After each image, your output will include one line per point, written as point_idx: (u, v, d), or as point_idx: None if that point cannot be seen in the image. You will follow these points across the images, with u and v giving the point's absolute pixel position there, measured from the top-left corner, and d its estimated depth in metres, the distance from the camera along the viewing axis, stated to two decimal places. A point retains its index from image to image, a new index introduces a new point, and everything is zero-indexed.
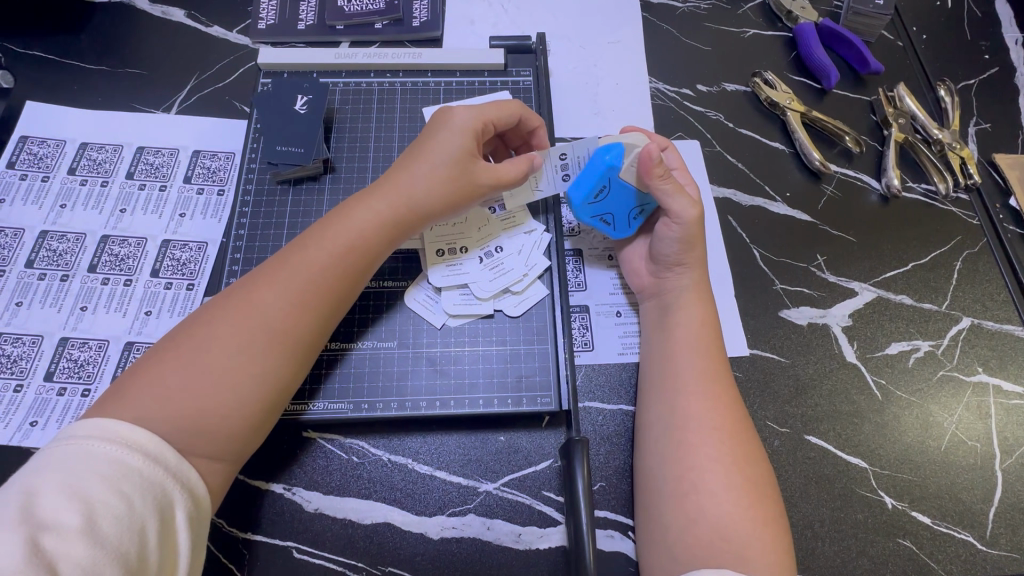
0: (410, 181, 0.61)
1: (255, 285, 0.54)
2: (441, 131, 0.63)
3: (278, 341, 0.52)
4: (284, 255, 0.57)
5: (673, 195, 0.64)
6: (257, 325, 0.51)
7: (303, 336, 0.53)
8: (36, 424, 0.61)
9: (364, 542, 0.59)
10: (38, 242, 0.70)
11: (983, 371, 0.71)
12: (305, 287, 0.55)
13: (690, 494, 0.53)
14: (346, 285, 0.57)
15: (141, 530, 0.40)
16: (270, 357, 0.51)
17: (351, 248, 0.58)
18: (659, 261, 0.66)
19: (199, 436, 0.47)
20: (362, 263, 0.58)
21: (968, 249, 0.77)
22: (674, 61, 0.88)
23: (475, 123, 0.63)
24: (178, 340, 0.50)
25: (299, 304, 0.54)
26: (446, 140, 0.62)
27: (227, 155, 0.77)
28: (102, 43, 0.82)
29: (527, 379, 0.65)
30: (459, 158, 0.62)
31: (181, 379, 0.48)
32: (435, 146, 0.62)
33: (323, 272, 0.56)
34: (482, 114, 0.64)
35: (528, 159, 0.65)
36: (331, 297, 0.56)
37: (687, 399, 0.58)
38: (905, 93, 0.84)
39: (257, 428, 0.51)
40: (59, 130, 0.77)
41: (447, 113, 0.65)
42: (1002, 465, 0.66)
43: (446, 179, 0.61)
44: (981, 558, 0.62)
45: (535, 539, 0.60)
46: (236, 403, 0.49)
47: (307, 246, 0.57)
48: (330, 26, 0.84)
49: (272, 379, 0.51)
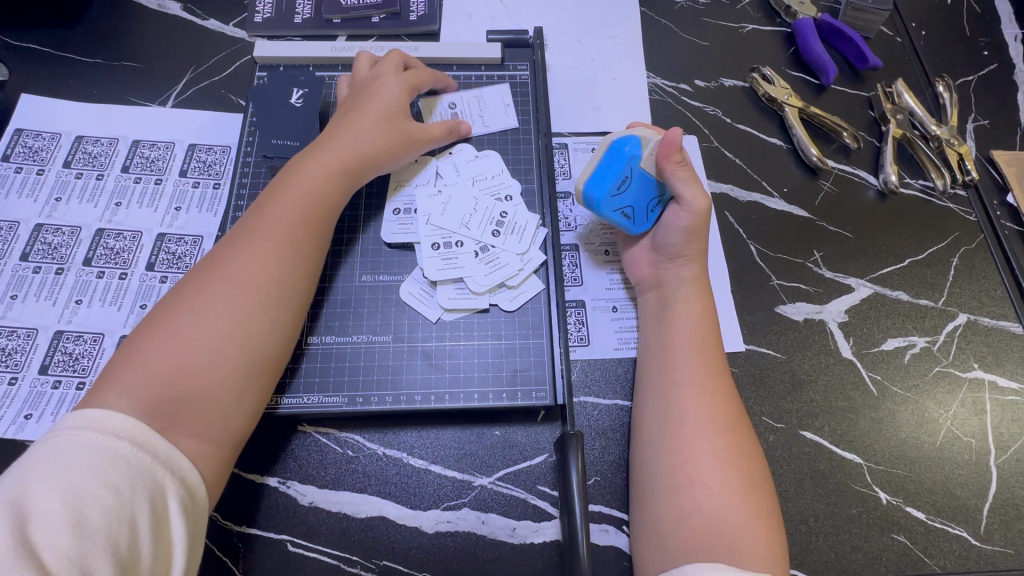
0: (355, 137, 0.64)
1: (219, 254, 0.55)
2: (372, 95, 0.68)
3: (247, 295, 0.53)
4: (246, 221, 0.58)
5: (686, 182, 0.64)
6: (227, 280, 0.53)
7: (277, 282, 0.55)
8: (30, 417, 0.61)
9: (358, 535, 0.59)
10: (33, 235, 0.70)
11: (979, 367, 0.71)
12: (271, 239, 0.56)
13: (684, 488, 0.53)
14: (313, 232, 0.59)
15: (131, 522, 0.40)
16: (248, 305, 0.53)
17: (313, 200, 0.60)
18: (662, 252, 0.66)
19: (195, 396, 0.48)
20: (323, 216, 0.60)
21: (966, 245, 0.77)
22: (672, 56, 0.87)
23: (402, 87, 0.70)
24: (151, 321, 0.51)
25: (267, 255, 0.55)
26: (379, 102, 0.67)
27: (223, 148, 0.77)
28: (97, 36, 0.82)
29: (522, 373, 0.64)
30: (393, 114, 0.67)
31: (159, 350, 0.48)
32: (371, 107, 0.67)
33: (287, 224, 0.58)
34: (407, 80, 0.70)
35: (455, 123, 0.72)
36: (300, 245, 0.58)
37: (682, 392, 0.58)
38: (904, 89, 0.83)
39: (254, 378, 0.52)
40: (54, 123, 0.76)
41: (371, 80, 0.70)
42: (996, 461, 0.66)
43: (387, 131, 0.66)
44: (976, 554, 0.62)
45: (530, 533, 0.60)
46: (224, 353, 0.50)
47: (266, 207, 0.59)
48: (327, 19, 0.83)
49: (255, 326, 0.52)
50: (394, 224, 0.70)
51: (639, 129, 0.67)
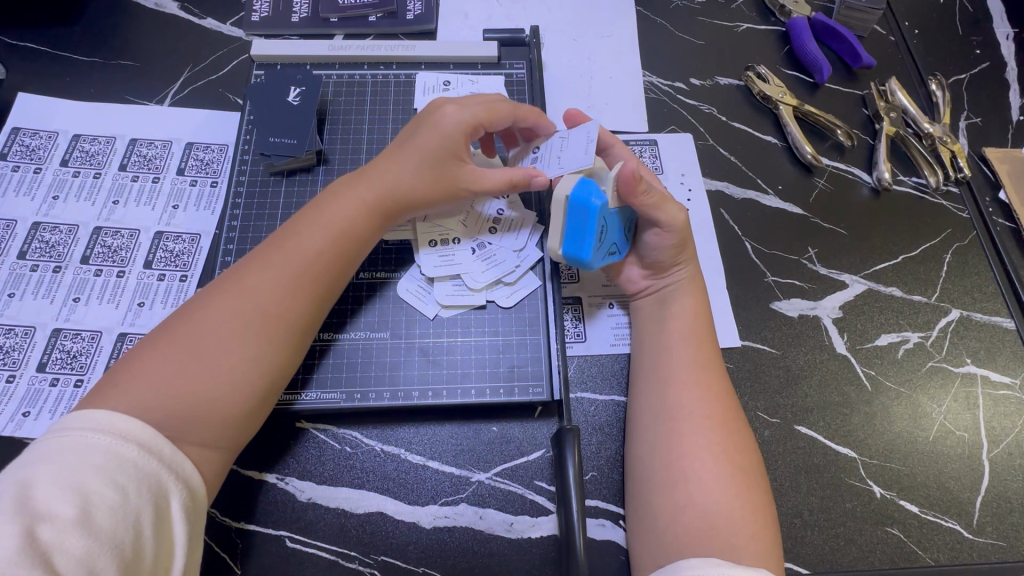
0: (395, 175, 0.62)
1: (246, 273, 0.54)
2: (428, 130, 0.63)
3: (270, 328, 0.52)
4: (276, 242, 0.57)
5: (657, 208, 0.62)
6: (254, 313, 0.52)
7: (300, 318, 0.55)
8: (28, 414, 0.61)
9: (357, 531, 0.60)
10: (30, 233, 0.70)
11: (972, 362, 0.71)
12: (300, 276, 0.55)
13: (679, 482, 0.54)
14: (340, 270, 0.59)
15: (135, 521, 0.40)
16: (269, 340, 0.52)
17: (342, 235, 0.59)
18: (655, 263, 0.66)
19: (202, 415, 0.48)
20: (351, 251, 0.59)
21: (959, 242, 0.78)
22: (668, 55, 0.88)
23: (464, 127, 0.63)
24: (169, 332, 0.50)
25: (295, 292, 0.55)
26: (434, 139, 0.63)
27: (220, 147, 0.77)
28: (93, 35, 0.82)
29: (519, 369, 0.65)
30: (441, 154, 0.62)
31: (176, 369, 0.48)
32: (421, 144, 0.63)
33: (316, 259, 0.57)
34: (474, 118, 0.64)
35: (524, 174, 0.64)
36: (326, 282, 0.57)
37: (677, 389, 0.59)
38: (897, 87, 0.84)
39: (261, 404, 0.52)
40: (52, 122, 0.76)
41: (437, 109, 0.64)
42: (988, 455, 0.67)
43: (428, 169, 0.62)
44: (968, 546, 0.63)
45: (527, 528, 0.61)
46: (239, 386, 0.50)
47: (299, 234, 0.58)
48: (323, 18, 0.84)
49: (273, 361, 0.52)
50: None
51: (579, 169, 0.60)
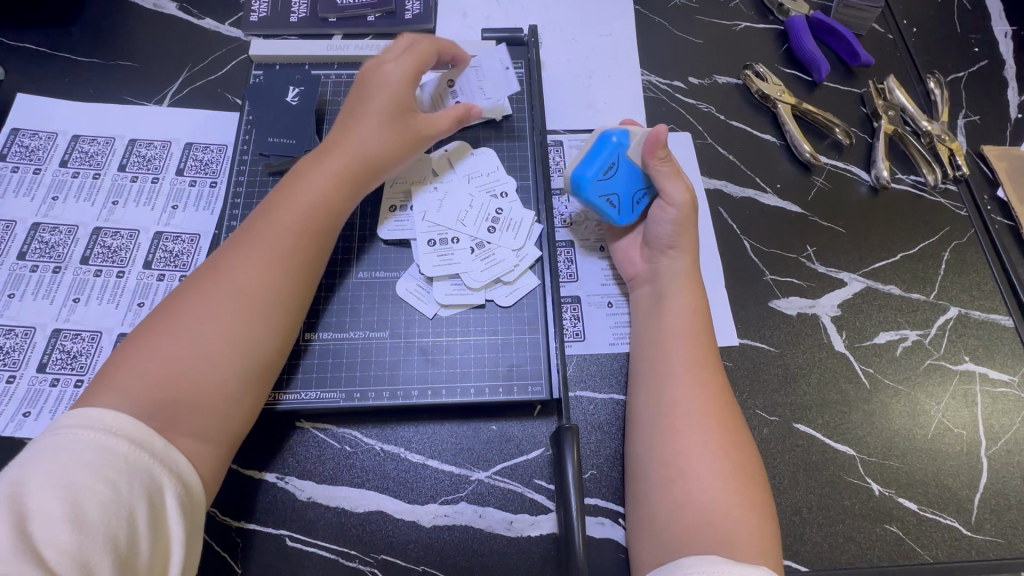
0: (361, 142, 0.63)
1: (221, 255, 0.55)
2: (376, 90, 0.66)
3: (247, 301, 0.53)
4: (249, 223, 0.58)
5: (668, 176, 0.66)
6: (227, 287, 0.53)
7: (279, 294, 0.55)
8: (29, 414, 0.62)
9: (357, 530, 0.60)
10: (30, 234, 0.70)
11: (970, 360, 0.72)
12: (271, 247, 0.56)
13: (677, 479, 0.54)
14: (316, 239, 0.59)
15: (128, 515, 0.40)
16: (245, 317, 0.52)
17: (315, 205, 0.59)
18: (653, 245, 0.67)
19: (188, 402, 0.48)
20: (325, 218, 0.60)
21: (957, 239, 0.78)
22: (666, 54, 0.88)
23: (405, 78, 0.66)
24: (150, 324, 0.51)
25: (267, 262, 0.55)
26: (382, 95, 0.65)
27: (219, 147, 0.77)
28: (92, 36, 0.82)
29: (518, 368, 0.65)
30: (392, 108, 0.65)
31: (157, 353, 0.48)
32: (371, 106, 0.65)
33: (288, 228, 0.57)
34: (410, 66, 0.67)
35: (464, 108, 0.71)
36: (302, 255, 0.57)
37: (674, 386, 0.59)
38: (894, 86, 0.85)
39: (248, 385, 0.52)
40: (51, 123, 0.77)
41: (375, 69, 0.67)
42: (987, 452, 0.67)
43: (387, 129, 0.64)
44: (966, 543, 0.63)
45: (526, 526, 0.61)
46: (219, 364, 0.50)
47: (270, 212, 0.58)
48: (322, 18, 0.84)
49: (253, 335, 0.52)
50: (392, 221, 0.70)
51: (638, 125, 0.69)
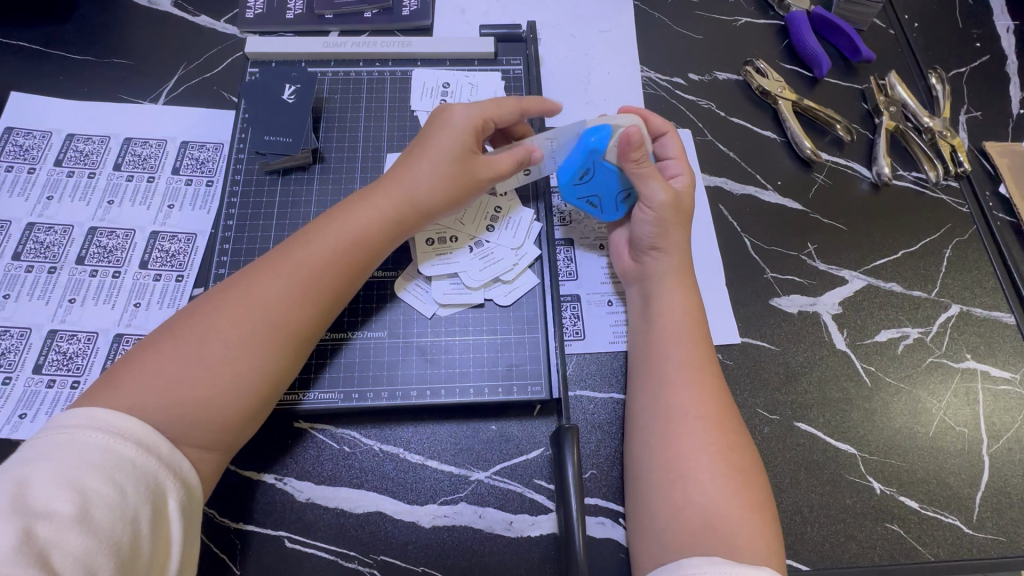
0: (412, 182, 0.61)
1: (253, 277, 0.54)
2: (441, 130, 0.63)
3: (276, 335, 0.52)
4: (285, 247, 0.57)
5: (648, 178, 0.63)
6: (261, 320, 0.51)
7: (300, 332, 0.53)
8: (25, 416, 0.61)
9: (356, 531, 0.60)
10: (25, 234, 0.70)
11: (972, 358, 0.71)
12: (307, 281, 0.54)
13: (677, 482, 0.54)
14: (351, 276, 0.58)
15: (134, 519, 0.40)
16: (266, 350, 0.51)
17: (354, 241, 0.58)
18: (636, 246, 0.67)
19: (198, 418, 0.47)
20: (362, 256, 0.58)
21: (959, 236, 0.78)
22: (666, 50, 0.87)
23: (475, 121, 0.63)
24: (173, 333, 0.50)
25: (301, 298, 0.54)
26: (447, 136, 0.62)
27: (216, 145, 0.76)
28: (86, 33, 0.81)
29: (517, 368, 0.65)
30: (457, 148, 0.62)
31: (179, 373, 0.47)
32: (433, 142, 0.62)
33: (324, 264, 0.56)
34: (483, 112, 0.64)
35: (525, 151, 0.65)
36: (330, 291, 0.56)
37: (672, 389, 0.58)
38: (896, 81, 0.84)
39: (261, 408, 0.52)
40: (45, 122, 0.76)
41: (445, 110, 0.64)
42: (989, 450, 0.67)
43: (440, 164, 0.61)
44: (967, 541, 0.63)
45: (527, 526, 0.60)
46: (231, 395, 0.49)
47: (309, 239, 0.57)
48: (319, 15, 0.83)
49: (276, 370, 0.52)
50: None
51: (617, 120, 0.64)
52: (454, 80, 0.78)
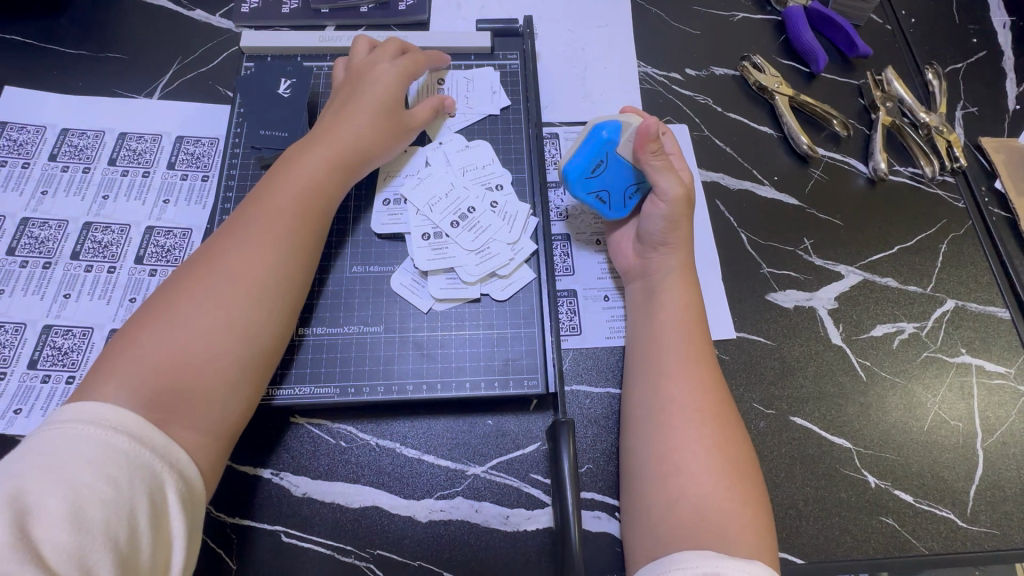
0: (355, 136, 0.64)
1: (214, 243, 0.55)
2: (365, 84, 0.68)
3: (245, 284, 0.52)
4: (240, 212, 0.58)
5: (663, 171, 0.64)
6: (224, 273, 0.52)
7: (271, 280, 0.54)
8: (20, 411, 0.61)
9: (352, 526, 0.60)
10: (20, 229, 0.69)
11: (967, 353, 0.71)
12: (266, 232, 0.56)
13: (671, 476, 0.54)
14: (310, 223, 0.59)
15: (130, 514, 0.40)
16: (248, 295, 0.52)
17: (308, 190, 0.59)
18: (645, 241, 0.66)
19: (184, 395, 0.47)
20: (319, 206, 0.60)
21: (955, 231, 0.78)
22: (664, 45, 0.87)
23: (397, 72, 0.69)
24: (146, 312, 0.50)
25: (263, 247, 0.55)
26: (371, 88, 0.67)
27: (211, 140, 0.76)
28: (80, 27, 0.81)
29: (514, 363, 0.65)
30: (386, 97, 0.67)
31: (156, 340, 0.48)
32: (379, 98, 0.66)
33: (283, 215, 0.57)
34: (401, 66, 0.69)
35: (438, 99, 0.72)
36: (295, 239, 0.57)
37: (669, 382, 0.58)
38: (893, 76, 0.84)
39: (251, 370, 0.51)
40: (39, 116, 0.76)
41: (364, 67, 0.69)
42: (983, 444, 0.67)
43: (381, 119, 0.66)
44: (962, 535, 0.63)
45: (523, 521, 0.61)
46: (223, 344, 0.50)
47: (263, 198, 0.58)
48: (314, 9, 0.83)
49: (252, 319, 0.52)
50: (385, 214, 0.70)
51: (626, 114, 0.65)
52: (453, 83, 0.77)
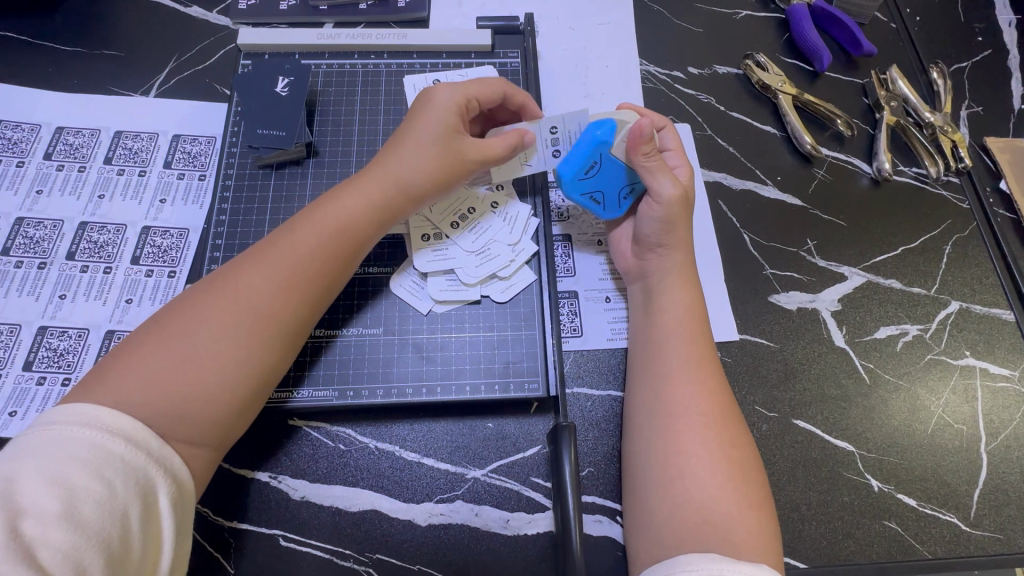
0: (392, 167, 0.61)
1: (240, 267, 0.53)
2: (425, 111, 0.63)
3: (261, 325, 0.51)
4: (272, 238, 0.56)
5: (659, 172, 0.63)
6: (245, 309, 0.51)
7: (288, 324, 0.53)
8: (15, 413, 0.60)
9: (351, 529, 0.59)
10: (15, 228, 0.68)
11: (971, 355, 0.71)
12: (292, 270, 0.54)
13: (674, 480, 0.53)
14: (337, 265, 0.57)
15: (123, 515, 0.39)
16: (266, 340, 0.51)
17: (340, 229, 0.57)
18: (642, 242, 0.65)
19: (184, 412, 0.46)
20: (349, 246, 0.58)
21: (959, 232, 0.77)
22: (666, 43, 0.86)
23: (458, 99, 0.63)
24: (159, 325, 0.49)
25: (288, 287, 0.53)
26: (429, 116, 0.62)
27: (208, 139, 0.75)
28: (75, 24, 0.80)
29: (514, 365, 0.64)
30: (445, 131, 0.62)
31: (162, 363, 0.47)
32: (453, 145, 0.62)
33: (312, 253, 0.55)
34: (464, 91, 0.64)
35: (518, 136, 0.64)
36: (319, 284, 0.55)
37: (672, 385, 0.58)
38: (898, 75, 0.83)
39: (250, 403, 0.51)
40: (33, 114, 0.75)
41: (429, 93, 0.65)
42: (987, 448, 0.67)
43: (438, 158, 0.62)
44: (965, 539, 0.63)
45: (523, 524, 0.60)
46: (232, 381, 0.49)
47: (295, 230, 0.56)
48: (313, 6, 0.82)
49: (260, 362, 0.50)
50: None
51: (622, 114, 0.65)
52: (546, 136, 0.66)
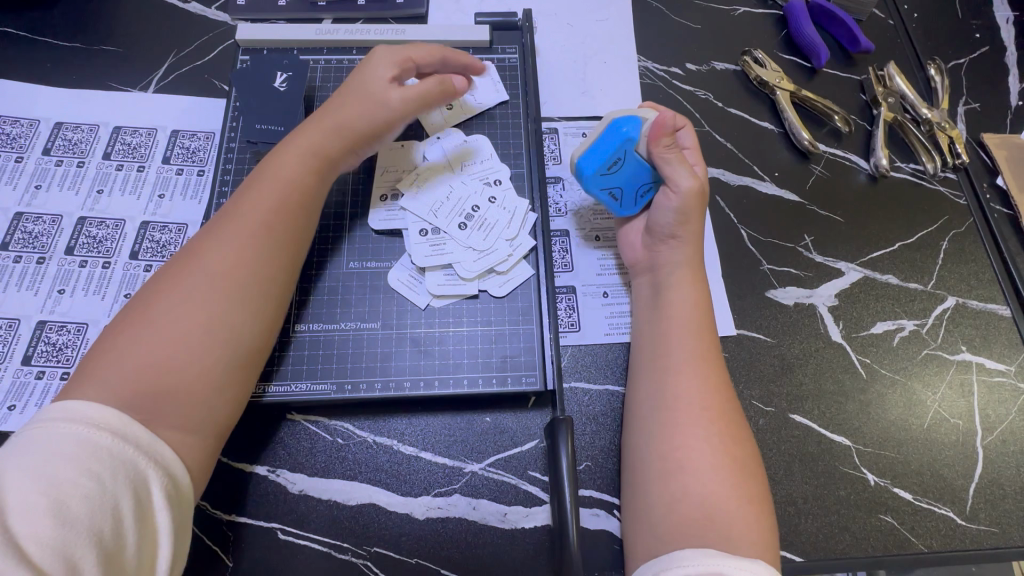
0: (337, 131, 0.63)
1: (199, 242, 0.54)
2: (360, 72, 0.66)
3: (229, 281, 0.52)
4: (225, 210, 0.57)
5: (677, 165, 0.63)
6: (208, 270, 0.52)
7: (256, 277, 0.54)
8: (14, 407, 0.61)
9: (349, 522, 0.59)
10: (13, 224, 0.69)
11: (967, 350, 0.71)
12: (251, 228, 0.55)
13: (674, 473, 0.53)
14: (293, 218, 0.59)
15: (114, 510, 0.39)
16: (235, 293, 0.52)
17: (293, 185, 0.59)
18: (654, 233, 0.65)
19: (172, 392, 0.47)
20: (304, 200, 0.60)
21: (957, 228, 0.77)
22: (664, 39, 0.86)
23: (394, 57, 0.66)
24: (128, 315, 0.49)
25: (249, 243, 0.55)
26: (363, 74, 0.65)
27: (207, 134, 0.75)
28: (74, 20, 0.80)
29: (512, 359, 0.64)
30: (377, 79, 0.65)
31: (140, 339, 0.47)
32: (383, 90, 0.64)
33: (269, 209, 0.57)
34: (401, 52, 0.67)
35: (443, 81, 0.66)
36: (281, 238, 0.57)
37: (676, 379, 0.58)
38: (894, 72, 0.83)
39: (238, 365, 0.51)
40: (32, 110, 0.75)
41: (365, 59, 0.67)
42: (983, 442, 0.67)
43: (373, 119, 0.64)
44: (961, 532, 0.63)
45: (520, 518, 0.60)
46: (206, 342, 0.49)
47: (247, 196, 0.58)
48: (311, 2, 0.82)
49: (236, 314, 0.52)
50: (382, 210, 0.69)
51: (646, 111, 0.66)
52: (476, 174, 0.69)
